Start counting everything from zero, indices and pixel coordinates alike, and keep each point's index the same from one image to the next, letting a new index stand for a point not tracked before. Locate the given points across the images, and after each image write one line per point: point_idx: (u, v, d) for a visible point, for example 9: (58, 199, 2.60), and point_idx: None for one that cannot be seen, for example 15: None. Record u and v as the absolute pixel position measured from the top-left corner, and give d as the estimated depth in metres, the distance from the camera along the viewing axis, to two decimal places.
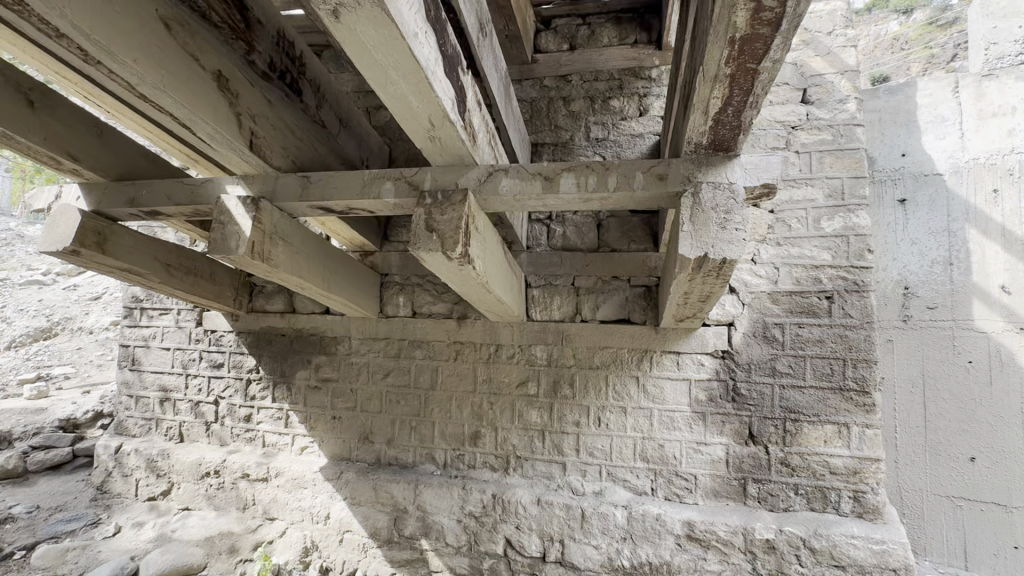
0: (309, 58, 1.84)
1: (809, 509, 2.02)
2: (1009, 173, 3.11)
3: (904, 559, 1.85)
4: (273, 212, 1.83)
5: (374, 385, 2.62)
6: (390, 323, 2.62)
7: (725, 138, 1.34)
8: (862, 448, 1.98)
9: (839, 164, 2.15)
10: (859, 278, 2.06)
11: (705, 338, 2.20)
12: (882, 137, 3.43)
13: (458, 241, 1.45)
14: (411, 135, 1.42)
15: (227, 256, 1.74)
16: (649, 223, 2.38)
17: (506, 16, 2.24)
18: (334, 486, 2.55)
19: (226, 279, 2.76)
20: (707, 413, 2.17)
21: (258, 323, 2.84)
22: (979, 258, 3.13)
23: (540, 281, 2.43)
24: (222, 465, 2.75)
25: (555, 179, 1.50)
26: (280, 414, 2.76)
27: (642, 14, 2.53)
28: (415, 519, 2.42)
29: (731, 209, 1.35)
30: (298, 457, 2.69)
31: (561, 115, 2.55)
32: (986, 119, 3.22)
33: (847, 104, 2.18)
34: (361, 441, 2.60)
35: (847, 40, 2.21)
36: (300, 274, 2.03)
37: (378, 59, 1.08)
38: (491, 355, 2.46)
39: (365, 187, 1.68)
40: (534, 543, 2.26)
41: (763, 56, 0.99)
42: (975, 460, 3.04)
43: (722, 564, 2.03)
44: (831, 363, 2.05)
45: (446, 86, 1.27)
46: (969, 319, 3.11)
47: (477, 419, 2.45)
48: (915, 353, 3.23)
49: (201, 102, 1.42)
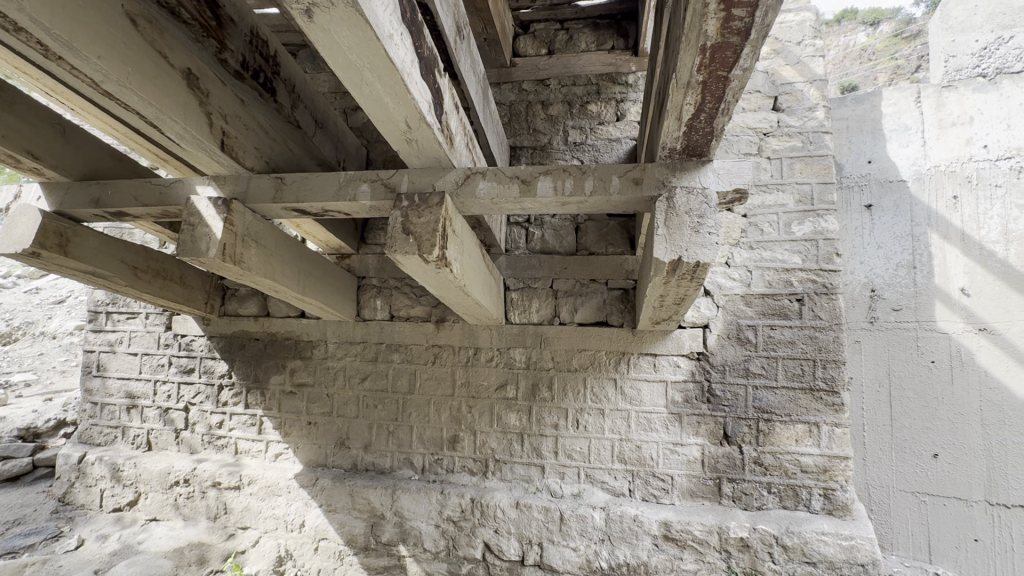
0: (284, 58, 1.80)
1: (782, 506, 2.06)
2: (966, 180, 3.25)
3: (871, 553, 1.91)
4: (246, 214, 1.79)
5: (350, 389, 2.58)
6: (367, 327, 2.58)
7: (698, 144, 1.37)
8: (831, 446, 2.04)
9: (808, 170, 2.21)
10: (828, 281, 2.12)
11: (681, 340, 2.23)
12: (849, 145, 3.57)
13: (435, 243, 1.44)
14: (388, 137, 1.41)
15: (196, 258, 1.69)
16: (626, 226, 2.41)
17: (483, 19, 2.24)
18: (309, 493, 2.50)
19: (197, 282, 2.67)
20: (683, 414, 2.20)
21: (230, 328, 2.77)
22: (941, 262, 3.25)
23: (518, 284, 2.44)
24: (192, 473, 2.67)
25: (532, 182, 1.51)
26: (253, 420, 2.70)
27: (618, 20, 2.54)
28: (393, 525, 2.39)
29: (704, 214, 1.38)
30: (272, 463, 2.64)
31: (540, 119, 2.57)
32: (946, 128, 3.34)
33: (815, 112, 2.25)
34: (337, 447, 2.56)
35: (815, 50, 2.28)
36: (273, 276, 1.98)
37: (353, 59, 1.07)
38: (469, 359, 2.45)
39: (341, 189, 1.66)
40: (512, 547, 2.25)
41: (734, 64, 1.02)
42: (937, 456, 3.15)
43: (698, 564, 2.06)
44: (802, 364, 2.10)
45: (422, 88, 1.26)
46: (931, 321, 3.22)
47: (456, 422, 2.43)
48: (882, 353, 3.33)
49: (171, 102, 1.39)
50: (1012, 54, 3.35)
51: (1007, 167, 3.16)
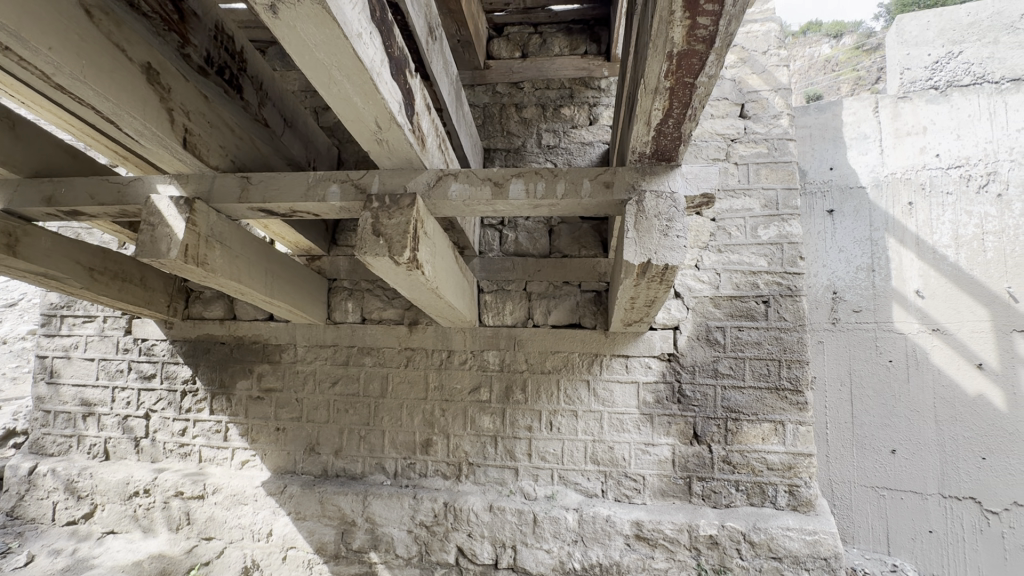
0: (251, 55, 1.75)
1: (749, 503, 2.11)
2: (921, 187, 3.40)
3: (834, 547, 1.97)
4: (210, 213, 1.74)
5: (320, 394, 2.53)
6: (338, 330, 2.53)
7: (666, 149, 1.39)
8: (796, 443, 2.10)
9: (773, 176, 2.28)
10: (792, 283, 2.19)
11: (652, 341, 2.27)
12: (812, 152, 3.70)
13: (406, 245, 1.42)
14: (357, 137, 1.39)
15: (157, 259, 1.63)
16: (599, 229, 2.43)
17: (456, 20, 2.23)
18: (276, 501, 2.43)
19: (160, 285, 2.57)
20: (654, 415, 2.23)
21: (194, 332, 2.69)
22: (897, 265, 3.39)
23: (492, 287, 2.44)
24: (152, 483, 2.57)
25: (504, 185, 1.51)
26: (218, 427, 2.61)
27: (591, 26, 2.58)
28: (364, 531, 2.34)
29: (672, 217, 1.40)
30: (238, 471, 2.56)
31: (513, 122, 2.58)
32: (902, 137, 3.49)
33: (780, 119, 2.32)
34: (307, 453, 2.50)
35: (779, 60, 2.35)
36: (238, 278, 1.92)
37: (320, 58, 1.05)
38: (442, 362, 2.43)
39: (310, 189, 1.62)
40: (485, 550, 2.24)
41: (699, 70, 1.04)
42: (895, 452, 3.28)
43: (669, 562, 2.09)
44: (768, 364, 2.16)
45: (393, 88, 1.25)
46: (889, 321, 3.36)
47: (429, 426, 2.41)
48: (843, 353, 3.44)
49: (128, 97, 1.33)
50: (961, 68, 3.49)
51: (956, 175, 3.33)
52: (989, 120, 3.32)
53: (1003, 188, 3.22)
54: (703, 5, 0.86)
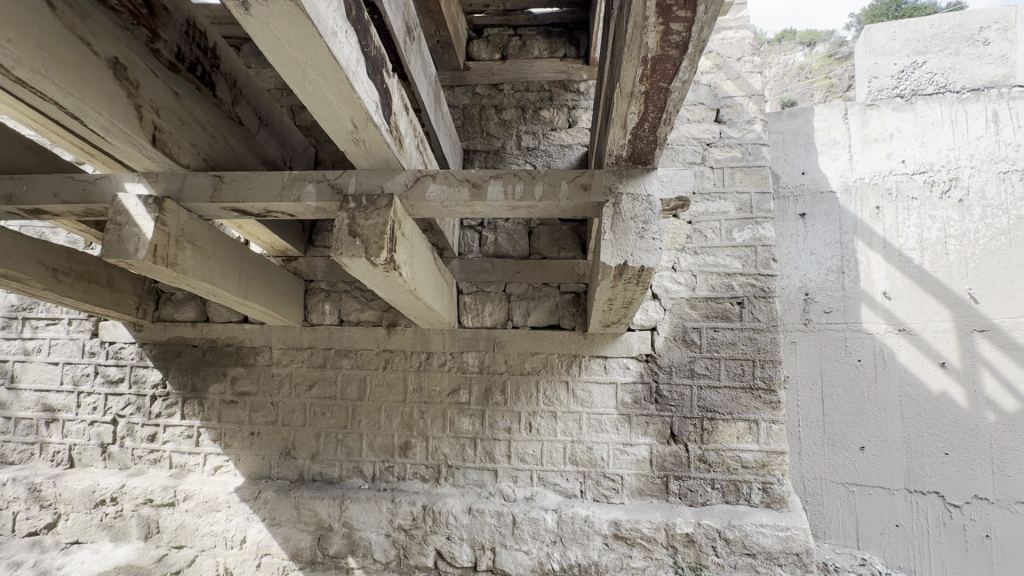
0: (225, 52, 1.71)
1: (724, 501, 2.15)
2: (887, 192, 3.51)
3: (805, 543, 2.02)
4: (181, 213, 1.70)
5: (296, 397, 2.49)
6: (314, 331, 2.50)
7: (643, 152, 1.41)
8: (769, 442, 2.15)
9: (748, 180, 2.32)
10: (765, 285, 2.24)
11: (630, 342, 2.29)
12: (786, 157, 3.77)
13: (383, 246, 1.41)
14: (334, 136, 1.37)
15: (124, 260, 1.59)
16: (578, 231, 2.45)
17: (435, 21, 2.22)
18: (250, 507, 2.39)
19: (128, 286, 2.50)
20: (632, 415, 2.25)
21: (165, 334, 2.61)
22: (865, 267, 3.50)
23: (471, 288, 2.43)
24: (120, 490, 2.49)
25: (482, 186, 1.51)
26: (190, 432, 2.55)
27: (570, 29, 2.58)
28: (341, 536, 2.31)
29: (648, 219, 1.42)
30: (210, 477, 2.50)
31: (493, 123, 2.58)
32: (870, 143, 3.60)
33: (754, 124, 2.37)
34: (282, 458, 2.46)
35: (753, 67, 2.41)
36: (211, 279, 1.88)
37: (294, 56, 1.03)
38: (421, 364, 2.42)
39: (284, 189, 1.60)
40: (464, 553, 2.23)
41: (673, 76, 1.06)
42: (864, 449, 3.38)
43: (647, 561, 2.11)
44: (743, 364, 2.20)
45: (369, 88, 1.24)
46: (858, 322, 3.46)
47: (407, 428, 2.39)
48: (815, 353, 3.53)
49: (92, 92, 1.29)
50: (925, 78, 3.64)
51: (921, 180, 3.46)
52: (952, 128, 3.45)
53: (964, 194, 3.36)
54: (676, 12, 0.88)
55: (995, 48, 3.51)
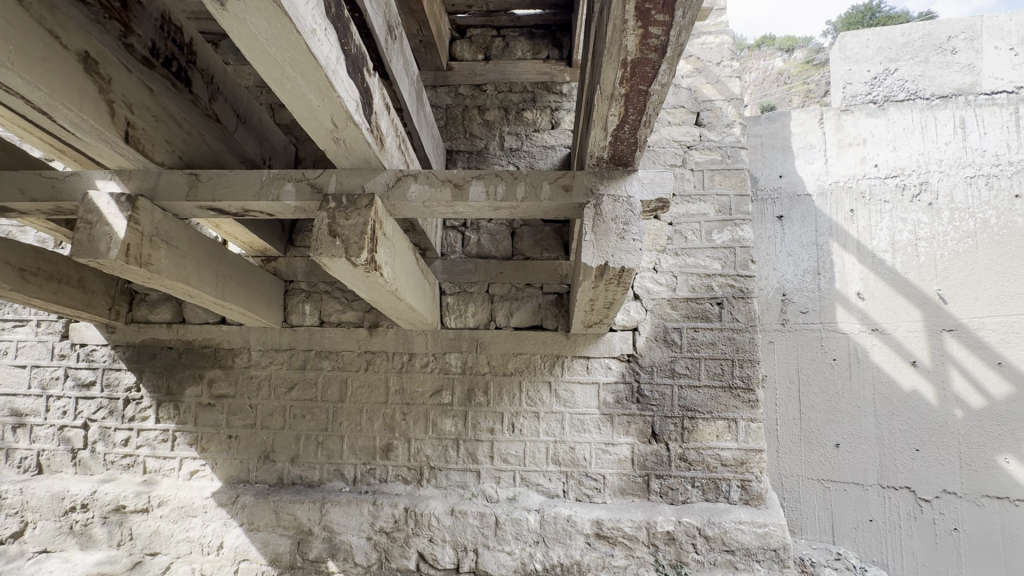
0: (201, 48, 1.68)
1: (704, 499, 2.18)
2: (861, 196, 3.61)
3: (782, 538, 2.06)
4: (155, 211, 1.67)
5: (275, 399, 2.45)
6: (295, 333, 2.46)
7: (623, 154, 1.42)
8: (748, 440, 2.18)
9: (727, 183, 2.36)
10: (744, 285, 2.28)
11: (612, 343, 2.31)
12: (764, 160, 3.84)
13: (363, 247, 1.40)
14: (313, 135, 1.36)
15: (95, 260, 1.56)
16: (560, 232, 2.46)
17: (418, 20, 2.21)
18: (228, 512, 2.34)
19: (100, 287, 2.43)
20: (614, 415, 2.27)
21: (138, 336, 2.55)
22: (840, 268, 3.58)
23: (453, 289, 2.42)
24: (91, 497, 2.42)
25: (464, 187, 1.51)
26: (165, 436, 2.49)
27: (553, 31, 2.61)
28: (322, 540, 2.28)
29: (629, 220, 1.43)
30: (186, 482, 2.44)
31: (476, 124, 2.58)
32: (845, 148, 3.69)
33: (733, 128, 2.41)
34: (261, 461, 2.42)
35: (732, 71, 2.45)
36: (186, 279, 1.84)
37: (272, 53, 1.02)
38: (404, 365, 2.40)
39: (262, 188, 1.57)
40: (447, 554, 2.22)
41: (653, 79, 1.07)
42: (839, 446, 3.45)
43: (628, 559, 2.13)
44: (722, 364, 2.23)
45: (349, 87, 1.23)
46: (833, 321, 3.54)
47: (389, 430, 2.37)
48: (792, 352, 3.59)
49: (60, 86, 1.25)
50: (896, 85, 3.76)
51: (893, 184, 3.56)
52: (922, 133, 3.56)
53: (933, 198, 3.47)
54: (655, 16, 0.89)
55: (962, 57, 3.63)
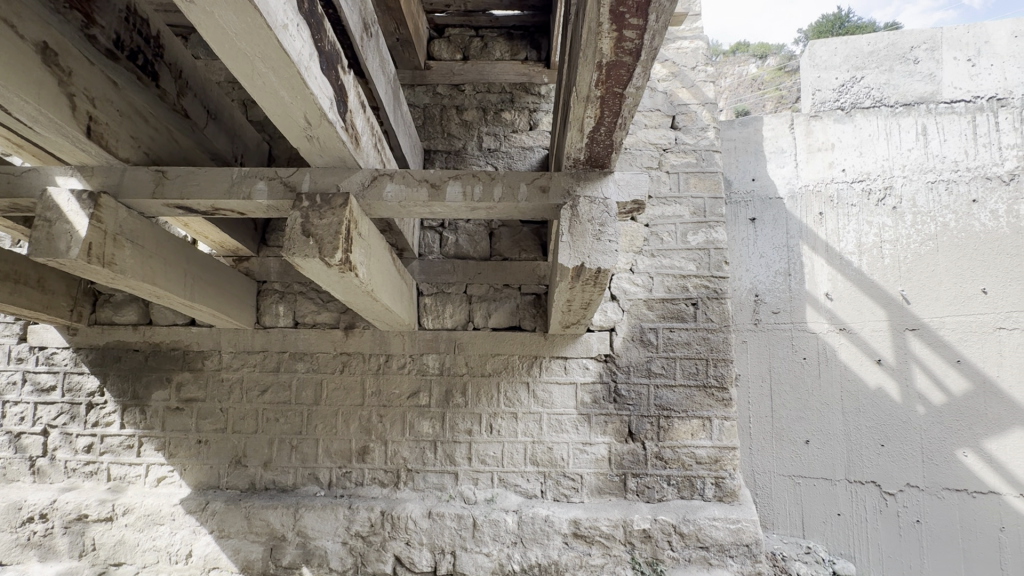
0: (169, 41, 1.62)
1: (680, 496, 2.21)
2: (829, 199, 3.72)
3: (754, 534, 2.11)
4: (119, 209, 1.61)
5: (247, 402, 2.39)
6: (268, 335, 2.41)
7: (599, 156, 1.43)
8: (722, 438, 2.22)
9: (701, 185, 2.41)
10: (718, 286, 2.32)
11: (590, 343, 2.32)
12: (737, 163, 3.92)
13: (337, 247, 1.38)
14: (286, 132, 1.33)
15: (54, 259, 1.50)
16: (538, 233, 2.47)
17: (395, 19, 2.19)
18: (197, 520, 2.27)
19: (61, 287, 2.33)
20: (592, 415, 2.29)
21: (102, 339, 2.46)
22: (810, 270, 3.68)
23: (431, 289, 2.41)
24: (51, 506, 2.32)
25: (441, 187, 1.50)
26: (130, 441, 2.40)
27: (531, 33, 2.62)
28: (295, 546, 2.23)
29: (604, 222, 1.45)
30: (153, 489, 2.36)
31: (454, 124, 2.56)
32: (814, 152, 3.80)
33: (707, 132, 2.46)
34: (232, 467, 2.35)
35: (706, 76, 2.50)
36: (153, 279, 1.78)
37: (242, 48, 0.99)
38: (380, 367, 2.37)
39: (233, 186, 1.53)
40: (424, 558, 2.20)
41: (627, 81, 1.08)
42: (808, 442, 3.55)
43: (605, 558, 2.14)
44: (697, 363, 2.27)
45: (323, 84, 1.21)
46: (803, 321, 3.64)
47: (366, 433, 2.34)
48: (764, 351, 3.68)
49: (16, 77, 1.19)
50: (863, 92, 3.85)
51: (860, 189, 3.68)
52: (886, 140, 3.69)
53: (897, 202, 3.60)
54: (629, 19, 0.90)
55: (924, 66, 3.75)
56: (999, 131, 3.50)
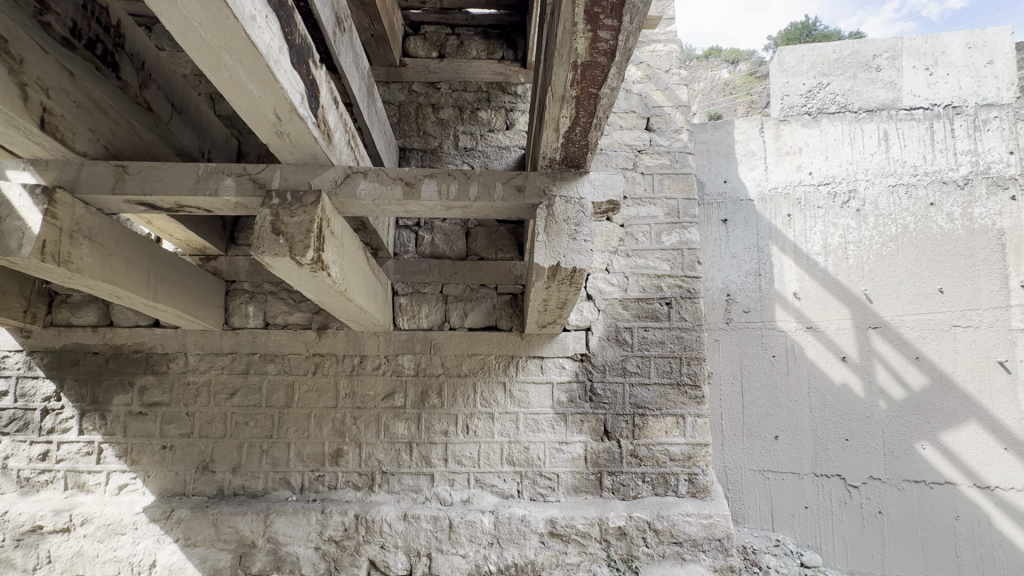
0: (130, 30, 1.56)
1: (654, 493, 2.24)
2: (797, 202, 3.83)
3: (726, 528, 2.15)
4: (76, 205, 1.54)
5: (215, 406, 2.32)
6: (237, 335, 2.34)
7: (575, 156, 1.44)
8: (695, 434, 2.26)
9: (675, 186, 2.44)
10: (691, 286, 2.36)
11: (566, 343, 2.33)
12: (709, 166, 4.00)
13: (309, 246, 1.35)
14: (255, 127, 1.29)
15: (5, 258, 1.42)
16: (515, 232, 2.47)
17: (370, 14, 2.16)
18: (161, 528, 2.19)
19: (13, 287, 2.20)
20: (568, 414, 2.30)
21: (59, 341, 2.34)
22: (779, 270, 3.78)
23: (406, 289, 2.38)
24: (3, 517, 2.21)
25: (416, 185, 1.48)
26: (89, 448, 2.30)
27: (508, 32, 2.61)
28: (266, 552, 2.17)
29: (580, 221, 1.45)
30: (114, 498, 2.27)
31: (429, 122, 2.54)
32: (783, 156, 3.91)
33: (680, 134, 2.50)
34: (199, 473, 2.28)
35: (680, 79, 2.54)
36: (113, 279, 1.71)
37: (208, 39, 0.96)
38: (354, 368, 2.33)
39: (199, 182, 1.48)
40: (399, 561, 2.17)
41: (602, 82, 1.09)
42: (777, 438, 3.65)
43: (582, 556, 2.15)
44: (671, 362, 2.31)
45: (293, 78, 1.18)
46: (773, 320, 3.74)
47: (339, 435, 2.29)
48: (735, 350, 3.77)
49: None
50: (828, 98, 3.97)
51: (826, 191, 3.80)
52: (850, 144, 3.83)
53: (861, 205, 3.74)
54: (603, 20, 0.91)
55: (885, 74, 3.89)
56: (955, 137, 3.66)
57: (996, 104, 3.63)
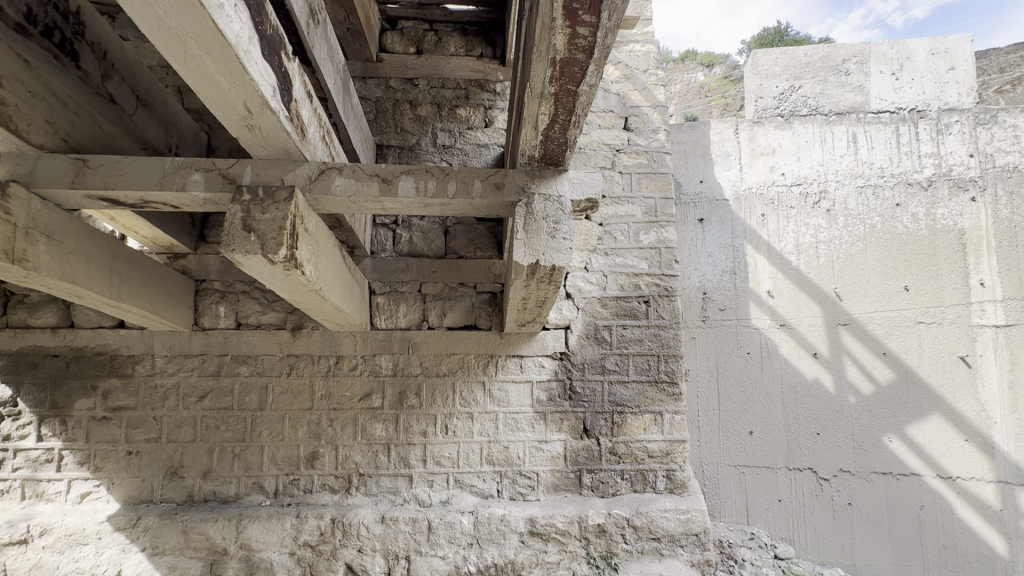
0: (90, 17, 1.46)
1: (633, 490, 2.26)
2: (771, 202, 3.91)
3: (703, 523, 2.18)
4: (32, 201, 1.47)
5: (184, 410, 2.24)
6: (207, 337, 2.27)
7: (554, 154, 1.43)
8: (672, 431, 2.29)
9: (652, 186, 2.47)
10: (668, 284, 2.39)
11: (545, 341, 2.33)
12: (686, 166, 4.05)
13: (282, 243, 1.30)
14: (224, 121, 1.25)
15: None
16: (494, 231, 2.45)
17: (345, 7, 2.11)
18: (127, 537, 2.11)
19: None
20: (547, 413, 2.29)
21: (15, 344, 2.22)
22: (753, 269, 3.86)
23: (383, 288, 2.35)
24: None
25: (392, 181, 1.45)
26: (49, 455, 2.20)
27: (486, 30, 2.60)
28: (238, 559, 2.11)
29: (559, 219, 1.45)
30: (76, 506, 2.17)
31: (407, 119, 2.51)
32: (758, 156, 3.98)
33: (658, 134, 2.52)
34: (167, 478, 2.20)
35: (657, 80, 2.56)
36: (73, 278, 1.63)
37: (172, 26, 0.92)
38: (330, 369, 2.29)
39: (165, 178, 1.42)
40: (377, 564, 2.13)
41: (581, 79, 1.09)
42: (752, 433, 3.72)
43: (561, 554, 2.15)
44: (648, 359, 2.33)
45: (265, 70, 1.14)
46: (747, 318, 3.81)
47: (315, 437, 2.24)
48: (711, 347, 3.83)
49: None
50: (800, 100, 4.09)
51: (798, 192, 3.89)
52: (821, 146, 3.92)
53: (831, 205, 3.84)
54: (582, 16, 0.91)
55: (854, 78, 4.01)
56: (920, 140, 3.78)
57: (957, 109, 3.78)
